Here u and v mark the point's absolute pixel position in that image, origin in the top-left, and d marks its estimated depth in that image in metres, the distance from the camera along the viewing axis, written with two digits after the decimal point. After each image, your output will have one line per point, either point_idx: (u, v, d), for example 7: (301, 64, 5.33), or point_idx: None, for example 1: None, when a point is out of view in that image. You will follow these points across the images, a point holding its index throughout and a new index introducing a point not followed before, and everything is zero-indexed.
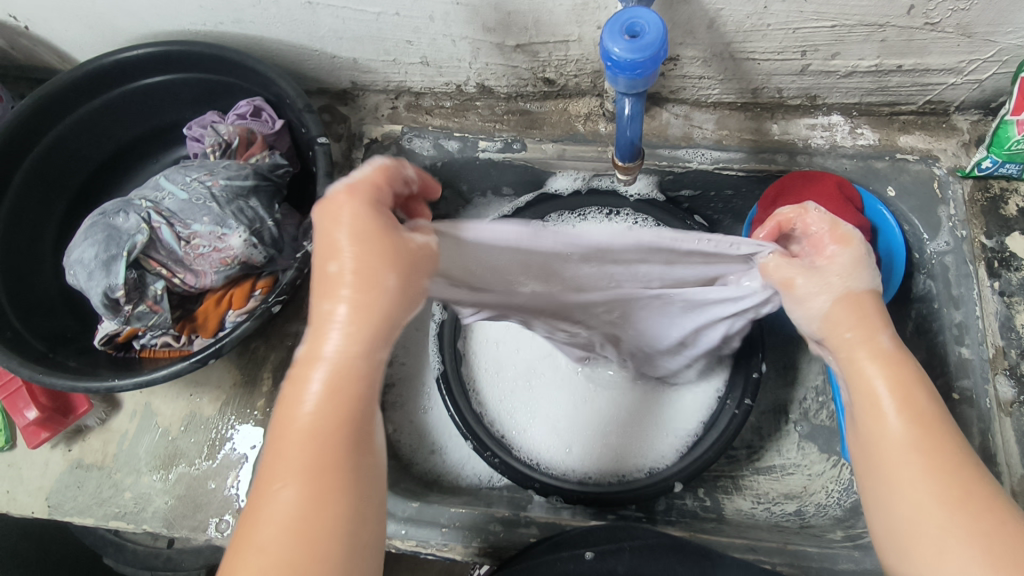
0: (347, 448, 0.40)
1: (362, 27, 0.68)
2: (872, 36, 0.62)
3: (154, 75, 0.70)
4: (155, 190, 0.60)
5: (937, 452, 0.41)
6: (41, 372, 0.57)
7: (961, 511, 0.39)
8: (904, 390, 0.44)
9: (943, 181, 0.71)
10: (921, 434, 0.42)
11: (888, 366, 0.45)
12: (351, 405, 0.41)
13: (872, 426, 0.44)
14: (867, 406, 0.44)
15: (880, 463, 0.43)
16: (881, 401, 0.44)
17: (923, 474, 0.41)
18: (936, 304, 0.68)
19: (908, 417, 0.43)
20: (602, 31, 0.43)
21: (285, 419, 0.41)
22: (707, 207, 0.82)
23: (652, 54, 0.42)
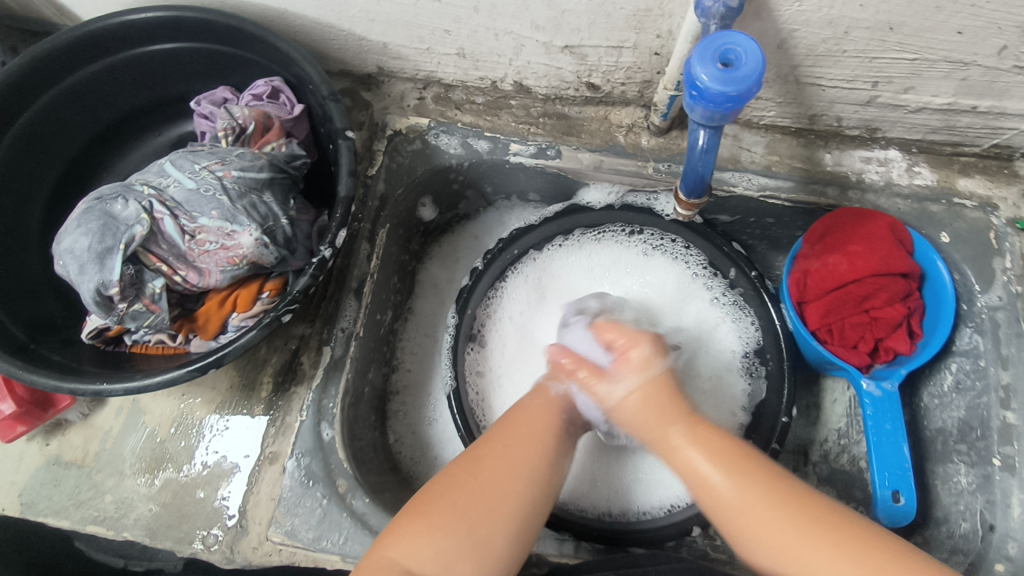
0: (544, 443, 0.57)
1: (398, 11, 0.62)
2: (953, 74, 0.57)
3: (164, 41, 0.64)
4: (159, 176, 0.54)
5: (776, 489, 0.49)
6: (21, 368, 0.52)
7: (842, 550, 0.45)
8: (695, 463, 0.51)
9: (999, 232, 0.66)
10: (742, 484, 0.49)
11: (699, 439, 0.52)
12: (547, 426, 0.58)
13: (707, 496, 0.51)
14: (676, 465, 0.52)
15: (750, 530, 0.48)
16: (684, 459, 0.52)
17: (757, 524, 0.48)
18: (982, 361, 0.64)
19: (730, 475, 0.50)
20: (693, 58, 0.38)
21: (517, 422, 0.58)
22: (743, 232, 0.78)
23: (752, 86, 0.37)
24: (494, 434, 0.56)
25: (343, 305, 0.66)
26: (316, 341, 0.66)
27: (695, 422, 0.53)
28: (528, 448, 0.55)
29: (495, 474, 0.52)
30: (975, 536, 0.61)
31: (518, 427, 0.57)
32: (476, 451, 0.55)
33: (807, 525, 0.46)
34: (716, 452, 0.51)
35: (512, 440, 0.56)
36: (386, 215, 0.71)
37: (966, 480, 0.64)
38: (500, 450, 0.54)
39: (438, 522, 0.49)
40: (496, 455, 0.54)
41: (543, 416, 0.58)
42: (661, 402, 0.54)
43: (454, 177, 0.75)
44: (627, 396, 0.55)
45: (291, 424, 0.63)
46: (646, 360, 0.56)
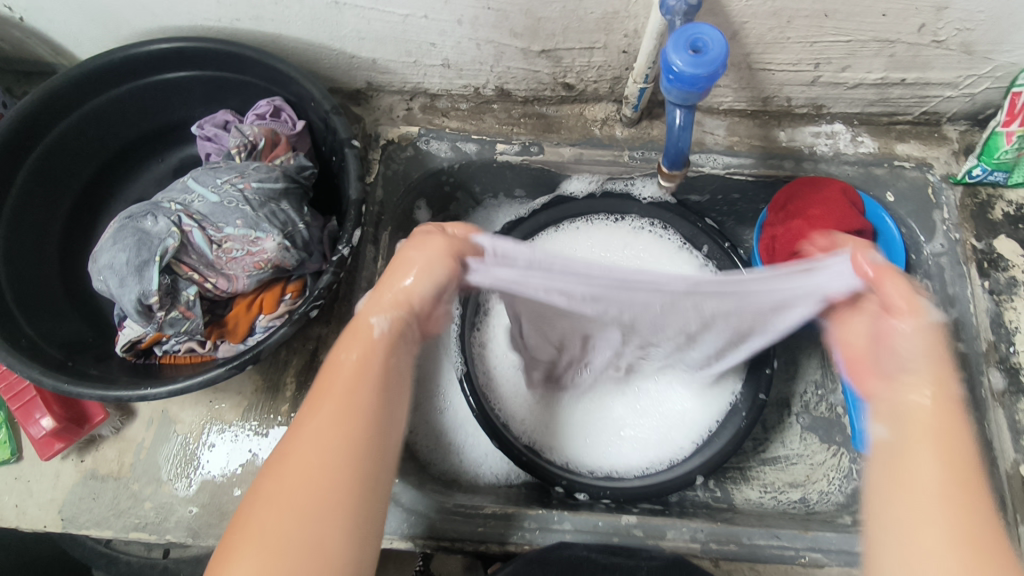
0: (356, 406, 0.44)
1: (387, 29, 0.68)
2: (882, 51, 0.66)
3: (167, 71, 0.68)
4: (184, 193, 0.58)
5: (968, 487, 0.42)
6: (66, 382, 0.55)
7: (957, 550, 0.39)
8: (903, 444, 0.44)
9: (936, 187, 0.75)
10: (948, 471, 0.42)
11: (922, 394, 0.45)
12: (356, 380, 0.45)
13: (882, 451, 0.46)
14: (886, 417, 0.47)
15: (895, 508, 0.42)
16: (898, 401, 0.46)
17: (901, 496, 0.42)
18: (933, 302, 0.72)
19: (903, 425, 0.45)
20: (667, 50, 0.45)
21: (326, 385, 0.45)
22: (713, 210, 0.85)
23: (720, 65, 0.44)
24: (319, 399, 0.44)
25: (355, 305, 0.70)
26: (334, 339, 0.70)
27: (906, 377, 0.47)
28: (332, 439, 0.42)
29: (329, 453, 0.42)
30: None
31: (324, 392, 0.44)
32: (303, 419, 0.44)
33: (953, 510, 0.41)
34: (934, 422, 0.44)
35: (323, 403, 0.43)
36: (387, 219, 0.76)
37: None
38: (319, 422, 0.42)
39: (264, 554, 0.39)
40: (304, 427, 0.43)
41: (356, 376, 0.44)
42: (915, 365, 0.46)
43: (445, 179, 0.81)
44: (802, 326, 0.51)
45: None
46: (922, 315, 0.48)
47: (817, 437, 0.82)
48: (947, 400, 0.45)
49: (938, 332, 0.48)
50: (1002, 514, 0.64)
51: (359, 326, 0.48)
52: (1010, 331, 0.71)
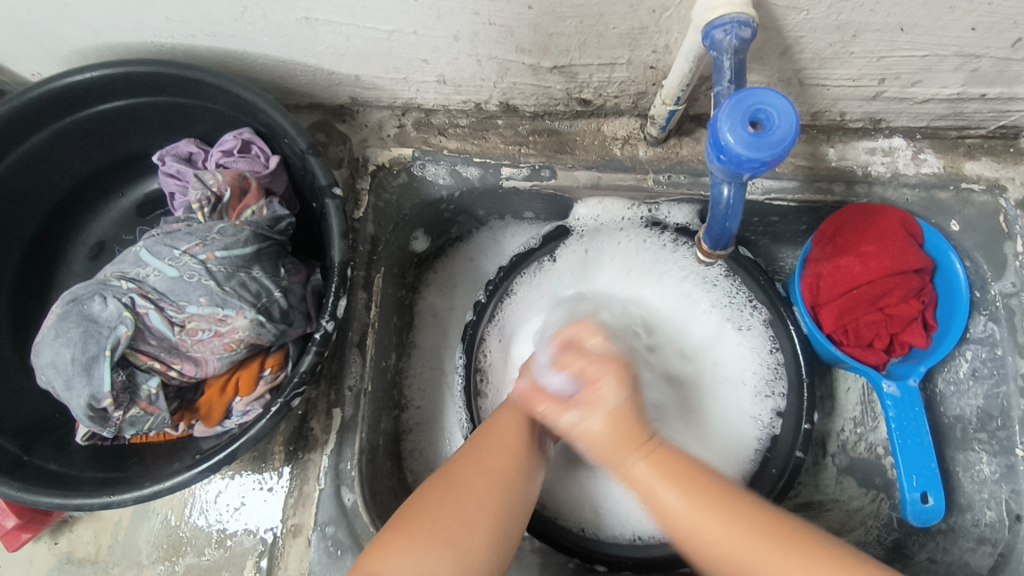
0: (520, 456, 0.55)
1: (370, 45, 0.57)
2: (963, 66, 0.55)
3: (114, 100, 0.58)
4: (136, 265, 0.49)
5: (754, 520, 0.45)
6: (18, 489, 0.48)
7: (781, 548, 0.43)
8: (657, 488, 0.48)
9: (1009, 216, 0.65)
10: (700, 508, 0.46)
11: (659, 465, 0.49)
12: (520, 445, 0.55)
13: (669, 521, 0.47)
14: (638, 489, 0.49)
15: (696, 541, 0.45)
16: (642, 479, 0.49)
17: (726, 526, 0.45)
18: (1000, 349, 0.64)
19: (686, 493, 0.47)
20: (731, 129, 0.34)
21: (503, 425, 0.57)
22: (746, 231, 0.75)
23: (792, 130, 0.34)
24: (493, 436, 0.55)
25: (347, 362, 0.63)
26: (325, 404, 0.62)
27: (651, 445, 0.50)
28: (496, 460, 0.53)
29: (472, 497, 0.50)
30: (1002, 525, 0.62)
31: (497, 435, 0.55)
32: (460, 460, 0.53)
33: (749, 532, 0.44)
34: (675, 473, 0.48)
35: (490, 453, 0.54)
36: (380, 258, 0.67)
37: (990, 468, 0.64)
38: (479, 454, 0.54)
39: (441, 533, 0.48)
40: (468, 465, 0.53)
41: (516, 434, 0.56)
42: (623, 437, 0.49)
43: (444, 207, 0.71)
44: (589, 424, 0.51)
45: (310, 493, 0.60)
46: (607, 397, 0.51)
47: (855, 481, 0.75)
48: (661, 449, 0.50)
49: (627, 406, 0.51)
50: None
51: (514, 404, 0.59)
52: None
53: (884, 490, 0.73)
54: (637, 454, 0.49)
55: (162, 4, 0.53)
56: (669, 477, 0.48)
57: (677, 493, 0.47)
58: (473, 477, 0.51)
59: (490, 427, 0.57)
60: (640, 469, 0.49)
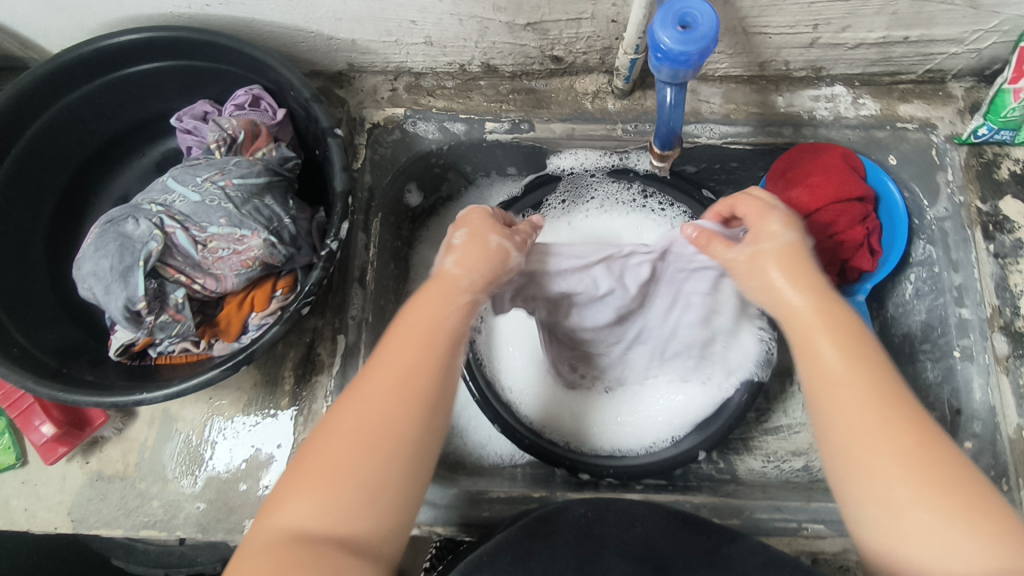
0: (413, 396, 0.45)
1: (365, 8, 0.65)
2: (883, 9, 0.63)
3: (138, 64, 0.66)
4: (163, 193, 0.57)
5: (932, 462, 0.41)
6: (61, 390, 0.55)
7: (969, 523, 0.39)
8: (845, 402, 0.43)
9: (940, 149, 0.73)
10: (895, 432, 0.42)
11: (852, 352, 0.45)
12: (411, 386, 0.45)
13: (850, 441, 0.43)
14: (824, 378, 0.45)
15: (872, 434, 0.42)
16: (817, 355, 0.45)
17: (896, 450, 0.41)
18: (936, 268, 0.71)
19: (850, 361, 0.44)
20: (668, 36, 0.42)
21: (381, 362, 0.46)
22: (710, 179, 0.82)
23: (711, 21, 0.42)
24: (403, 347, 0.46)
25: (349, 295, 0.70)
26: (330, 331, 0.69)
27: (863, 345, 0.45)
28: (387, 412, 0.44)
29: (352, 466, 0.42)
30: (945, 422, 0.68)
31: (378, 376, 0.45)
32: (370, 391, 0.45)
33: (912, 448, 0.41)
34: (847, 338, 0.45)
35: (366, 412, 0.44)
36: (377, 205, 0.74)
37: (933, 374, 0.70)
38: (387, 389, 0.45)
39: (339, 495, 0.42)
40: (382, 376, 0.45)
41: (403, 376, 0.45)
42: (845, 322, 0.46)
43: (435, 161, 0.78)
44: (796, 299, 0.47)
45: (319, 410, 0.67)
46: (776, 232, 0.50)
47: None
48: (860, 353, 0.45)
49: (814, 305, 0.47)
50: (1006, 479, 0.64)
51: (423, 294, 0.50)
52: (1015, 295, 0.69)
53: None
54: (836, 341, 0.45)
55: None
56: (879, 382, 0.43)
57: (863, 383, 0.44)
58: (346, 445, 0.43)
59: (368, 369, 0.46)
60: (814, 322, 0.46)
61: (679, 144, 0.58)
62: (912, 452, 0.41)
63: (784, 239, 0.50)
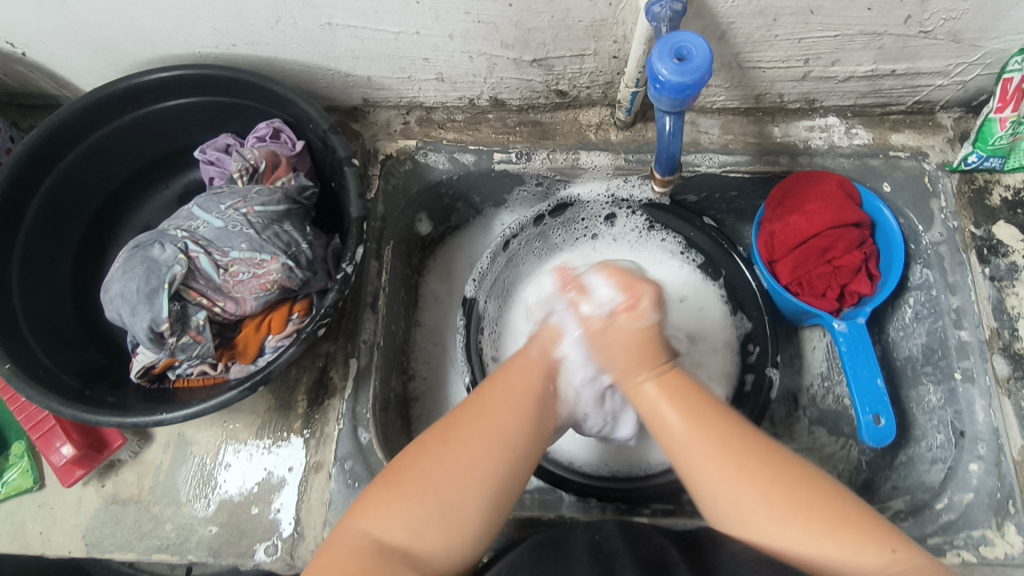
0: (503, 443, 0.52)
1: (380, 46, 0.69)
2: (870, 44, 0.66)
3: (166, 99, 0.69)
4: (189, 219, 0.60)
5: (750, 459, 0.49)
6: (84, 410, 0.56)
7: (808, 523, 0.46)
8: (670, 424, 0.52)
9: (933, 176, 0.76)
10: (700, 429, 0.51)
11: (667, 386, 0.54)
12: (494, 421, 0.53)
13: (670, 441, 0.52)
14: (679, 454, 0.51)
15: (697, 472, 0.50)
16: (648, 399, 0.54)
17: (730, 474, 0.49)
18: (934, 291, 0.72)
19: (694, 424, 0.51)
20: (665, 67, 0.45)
21: (457, 436, 0.51)
22: (711, 208, 0.85)
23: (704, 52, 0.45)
24: (482, 402, 0.54)
25: (362, 319, 0.71)
26: (342, 355, 0.71)
27: (663, 369, 0.55)
28: (467, 437, 0.51)
29: (430, 479, 0.49)
30: (949, 445, 0.68)
31: (457, 424, 0.52)
32: (456, 426, 0.52)
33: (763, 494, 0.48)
34: (679, 396, 0.53)
35: (439, 459, 0.50)
36: (389, 233, 0.76)
37: (935, 396, 0.71)
38: (473, 423, 0.52)
39: (404, 494, 0.49)
40: (469, 428, 0.52)
41: (488, 425, 0.52)
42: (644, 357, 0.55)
43: (445, 191, 0.81)
44: (625, 327, 0.56)
45: (331, 433, 0.68)
46: (644, 315, 0.56)
47: (825, 429, 0.81)
48: (672, 375, 0.54)
49: (655, 332, 0.56)
50: (1012, 501, 0.64)
51: (527, 357, 0.59)
52: (1013, 317, 0.71)
53: (852, 436, 0.79)
54: (651, 366, 0.55)
55: (212, 17, 0.65)
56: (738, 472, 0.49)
57: (687, 429, 0.51)
58: (420, 477, 0.49)
59: (438, 432, 0.52)
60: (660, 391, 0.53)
61: (680, 168, 0.60)
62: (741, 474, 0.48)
63: (646, 325, 0.56)
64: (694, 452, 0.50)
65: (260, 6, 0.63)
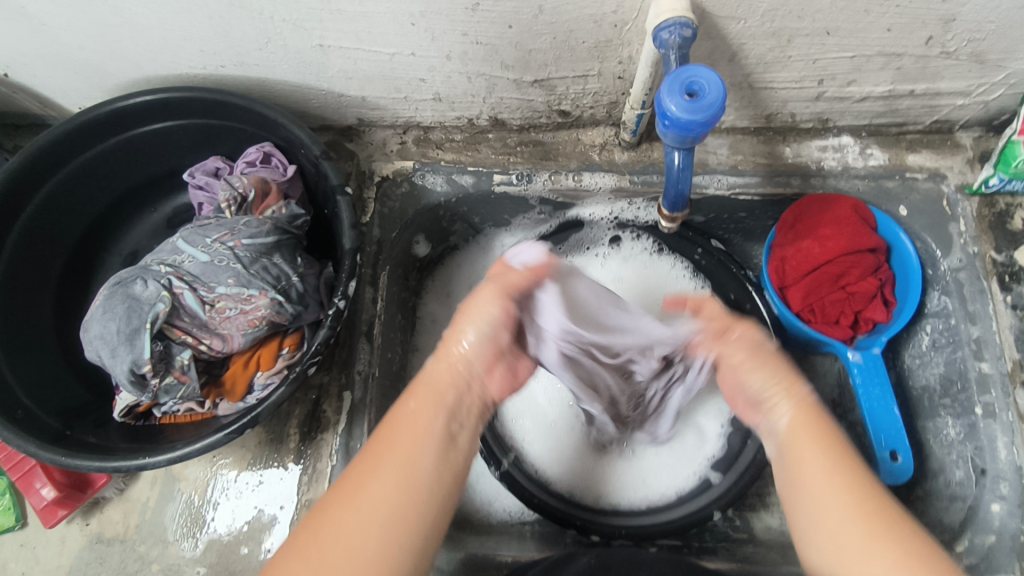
0: (407, 491, 0.44)
1: (374, 67, 0.66)
2: (888, 65, 0.63)
3: (151, 123, 0.67)
4: (173, 253, 0.58)
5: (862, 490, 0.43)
6: (62, 454, 0.54)
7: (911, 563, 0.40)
8: (802, 455, 0.46)
9: (952, 199, 0.72)
10: (842, 478, 0.44)
11: (804, 415, 0.49)
12: (396, 464, 0.45)
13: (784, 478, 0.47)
14: (788, 479, 0.46)
15: (806, 500, 0.45)
16: (775, 431, 0.49)
17: (837, 499, 0.43)
18: (953, 320, 0.69)
19: (831, 459, 0.45)
20: (673, 101, 0.44)
21: (360, 492, 0.43)
22: (719, 229, 0.81)
23: (716, 89, 0.44)
24: (382, 448, 0.46)
25: (356, 349, 0.68)
26: (336, 388, 0.68)
27: (800, 395, 0.50)
28: (363, 494, 0.43)
29: (336, 549, 0.41)
30: (970, 482, 0.66)
31: (360, 474, 0.45)
32: (356, 479, 0.44)
33: (870, 527, 0.42)
34: (814, 431, 0.47)
35: (341, 521, 0.42)
36: (385, 258, 0.73)
37: (954, 430, 0.68)
38: (381, 472, 0.44)
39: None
40: (352, 488, 0.44)
41: (399, 469, 0.45)
42: (786, 372, 0.51)
43: (443, 214, 0.78)
44: (741, 348, 0.53)
45: (323, 470, 0.64)
46: (742, 343, 0.54)
47: None
48: (813, 406, 0.49)
49: (777, 352, 0.53)
50: None
51: (443, 363, 0.52)
52: None
53: None
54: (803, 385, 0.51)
55: (198, 39, 0.62)
56: (850, 499, 0.43)
57: (818, 451, 0.46)
58: (340, 545, 0.41)
59: (342, 489, 0.44)
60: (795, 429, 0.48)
61: (687, 205, 0.58)
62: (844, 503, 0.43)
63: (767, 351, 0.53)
64: (808, 465, 0.45)
65: (248, 27, 0.60)
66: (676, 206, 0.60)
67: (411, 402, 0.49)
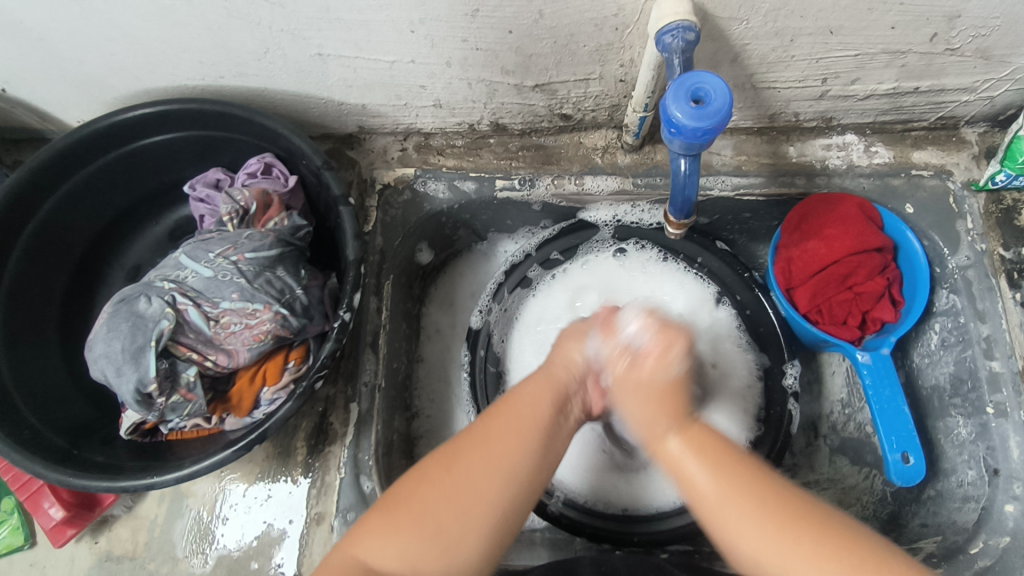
0: (518, 469, 0.51)
1: (374, 76, 0.65)
2: (892, 63, 0.62)
3: (150, 136, 0.66)
4: (176, 269, 0.58)
5: (772, 517, 0.46)
6: (71, 474, 0.54)
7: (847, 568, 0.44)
8: (688, 469, 0.50)
9: (958, 196, 0.72)
10: (723, 481, 0.48)
11: (691, 440, 0.51)
12: (536, 416, 0.54)
13: (691, 493, 0.49)
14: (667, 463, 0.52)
15: (721, 523, 0.47)
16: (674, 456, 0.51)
17: (753, 525, 0.46)
18: (962, 318, 0.69)
19: (714, 475, 0.49)
20: (677, 108, 0.44)
21: (469, 469, 0.49)
22: (723, 229, 0.80)
23: (723, 95, 0.44)
24: (494, 427, 0.52)
25: (362, 361, 0.67)
26: (342, 400, 0.67)
27: (687, 424, 0.52)
28: (525, 439, 0.52)
29: (436, 512, 0.48)
30: (982, 482, 0.65)
31: (475, 439, 0.51)
32: (457, 453, 0.51)
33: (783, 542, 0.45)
34: (704, 454, 0.50)
35: (449, 485, 0.49)
36: (389, 267, 0.73)
37: (965, 430, 0.68)
38: (481, 440, 0.51)
39: (405, 522, 0.48)
40: (474, 451, 0.50)
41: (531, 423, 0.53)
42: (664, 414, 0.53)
43: (446, 220, 0.78)
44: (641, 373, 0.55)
45: (332, 483, 0.63)
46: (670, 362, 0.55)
47: (847, 459, 0.77)
48: (694, 427, 0.52)
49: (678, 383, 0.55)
50: None
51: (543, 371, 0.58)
52: None
53: (875, 466, 0.74)
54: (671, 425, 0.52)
55: (196, 50, 0.62)
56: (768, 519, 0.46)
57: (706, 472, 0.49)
58: (439, 494, 0.49)
59: (441, 457, 0.51)
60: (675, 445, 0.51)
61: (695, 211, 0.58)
62: (758, 522, 0.46)
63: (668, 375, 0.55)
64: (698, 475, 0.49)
65: (246, 38, 0.59)
66: (682, 218, 0.60)
67: (534, 384, 0.57)
